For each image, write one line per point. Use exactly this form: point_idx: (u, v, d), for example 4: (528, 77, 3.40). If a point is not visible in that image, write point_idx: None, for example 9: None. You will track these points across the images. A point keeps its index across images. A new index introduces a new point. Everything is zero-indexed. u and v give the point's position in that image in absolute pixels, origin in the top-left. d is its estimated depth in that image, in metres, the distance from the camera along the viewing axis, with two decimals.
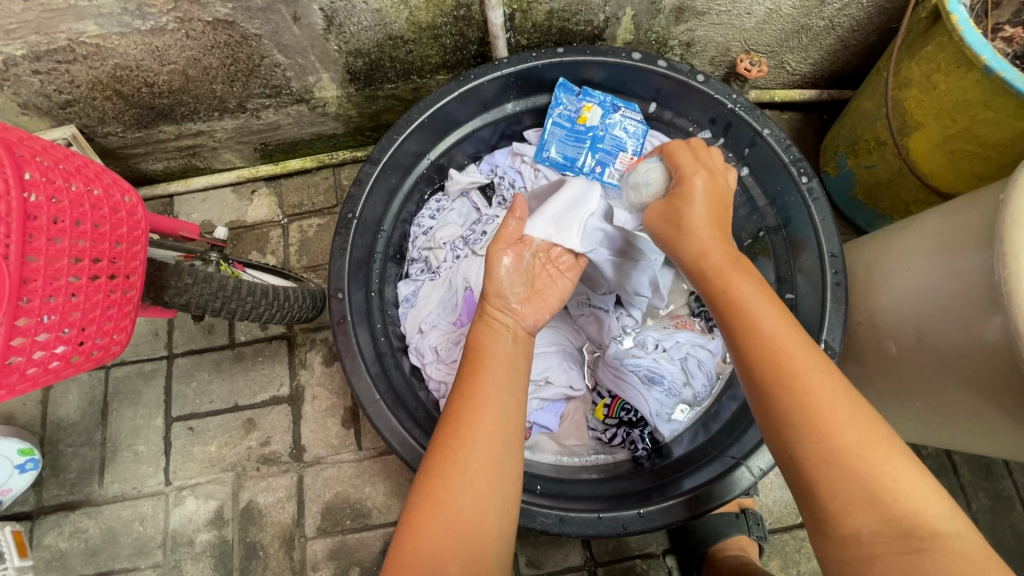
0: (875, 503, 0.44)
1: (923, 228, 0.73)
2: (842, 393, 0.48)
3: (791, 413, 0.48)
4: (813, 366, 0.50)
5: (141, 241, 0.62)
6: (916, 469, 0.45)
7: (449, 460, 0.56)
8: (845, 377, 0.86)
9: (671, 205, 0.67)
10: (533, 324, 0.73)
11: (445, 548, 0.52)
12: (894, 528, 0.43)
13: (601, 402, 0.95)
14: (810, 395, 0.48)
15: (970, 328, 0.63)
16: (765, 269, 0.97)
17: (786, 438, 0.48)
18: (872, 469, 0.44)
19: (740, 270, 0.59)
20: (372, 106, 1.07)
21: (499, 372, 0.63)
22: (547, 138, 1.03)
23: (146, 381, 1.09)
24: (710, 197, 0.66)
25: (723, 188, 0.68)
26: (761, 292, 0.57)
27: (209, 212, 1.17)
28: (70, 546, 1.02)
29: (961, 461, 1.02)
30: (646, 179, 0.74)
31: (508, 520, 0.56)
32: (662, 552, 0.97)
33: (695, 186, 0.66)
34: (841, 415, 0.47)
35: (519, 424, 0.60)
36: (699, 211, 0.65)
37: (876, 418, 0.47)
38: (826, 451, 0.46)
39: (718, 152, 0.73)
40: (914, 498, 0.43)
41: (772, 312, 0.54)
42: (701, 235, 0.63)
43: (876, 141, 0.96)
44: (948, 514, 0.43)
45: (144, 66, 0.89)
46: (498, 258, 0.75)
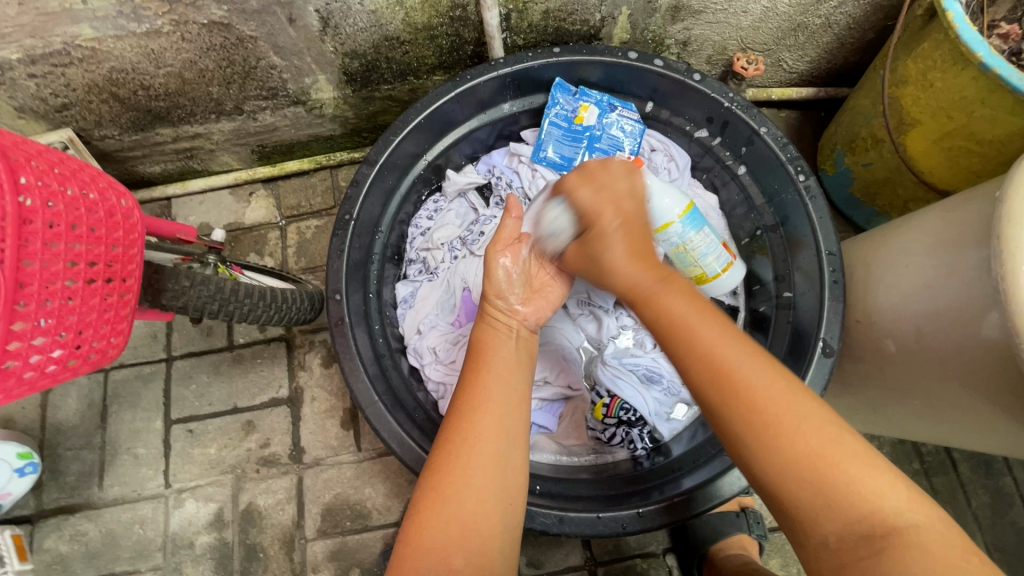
0: (832, 509, 0.44)
1: (922, 223, 0.73)
2: (786, 404, 0.48)
3: (739, 432, 0.49)
4: (755, 382, 0.50)
5: (137, 245, 0.62)
6: (877, 466, 0.45)
7: (452, 455, 0.56)
8: (844, 375, 0.86)
9: (588, 247, 0.70)
10: (535, 322, 0.73)
11: (450, 542, 0.52)
12: (855, 532, 0.44)
13: (599, 402, 0.93)
14: (755, 412, 0.48)
15: (968, 325, 0.63)
16: (763, 268, 0.97)
17: (742, 457, 0.49)
18: (824, 476, 0.45)
19: (670, 290, 0.60)
20: (369, 108, 1.07)
21: (501, 367, 0.64)
22: (544, 138, 1.03)
23: (145, 384, 1.09)
24: (623, 228, 0.68)
25: (634, 211, 0.70)
26: (700, 310, 0.57)
27: (207, 214, 1.17)
28: (70, 549, 1.02)
29: (960, 458, 1.02)
30: (556, 226, 0.75)
31: (512, 514, 0.56)
32: (662, 552, 0.97)
33: (606, 223, 0.69)
34: (788, 427, 0.47)
35: (523, 418, 0.60)
36: (615, 245, 0.67)
37: (825, 422, 0.48)
38: (777, 462, 0.47)
39: (618, 165, 0.74)
40: (870, 499, 0.44)
41: (712, 328, 0.54)
42: (625, 268, 0.65)
43: (874, 139, 0.96)
44: (907, 508, 0.44)
45: (140, 69, 0.89)
46: (497, 259, 0.74)
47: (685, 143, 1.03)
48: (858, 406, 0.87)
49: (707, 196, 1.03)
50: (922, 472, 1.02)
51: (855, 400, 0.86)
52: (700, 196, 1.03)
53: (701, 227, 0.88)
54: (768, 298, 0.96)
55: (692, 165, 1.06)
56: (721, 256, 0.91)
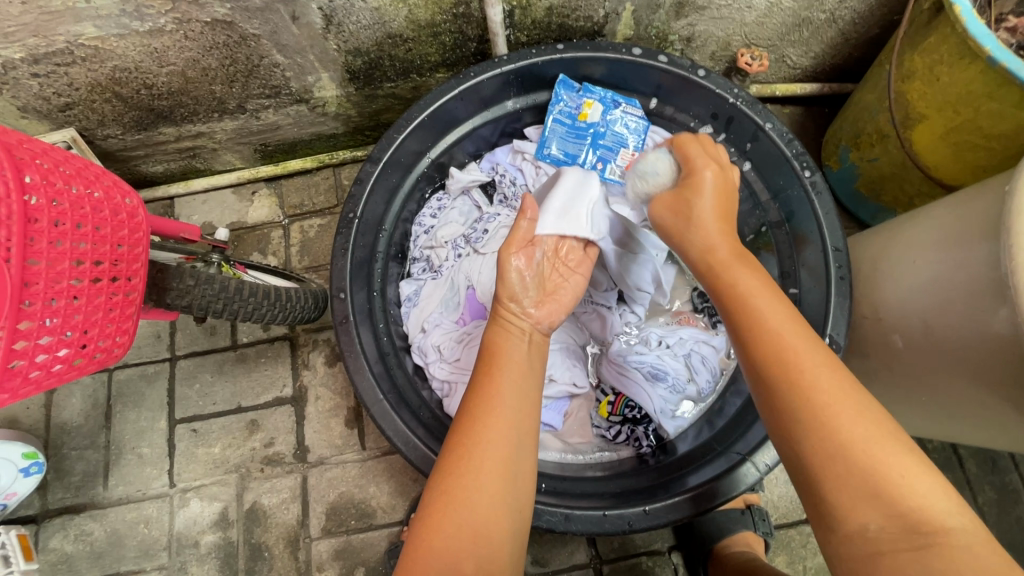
0: (881, 499, 0.44)
1: (930, 218, 0.73)
2: (845, 390, 0.48)
3: (797, 412, 0.48)
4: (820, 365, 0.49)
5: (142, 243, 0.62)
6: (924, 466, 0.45)
7: (464, 458, 0.56)
8: (851, 371, 0.85)
9: (679, 197, 0.67)
10: (548, 326, 0.73)
11: (461, 546, 0.52)
12: (901, 526, 0.43)
13: (605, 399, 0.95)
14: (816, 393, 0.48)
15: (976, 319, 0.62)
16: (768, 264, 0.97)
17: (791, 439, 0.48)
18: (878, 464, 0.44)
19: (748, 267, 0.59)
20: (372, 105, 1.07)
21: (514, 370, 0.63)
22: (548, 135, 1.03)
23: (149, 384, 1.09)
24: (720, 190, 0.66)
25: (730, 180, 0.68)
26: (771, 290, 0.56)
27: (210, 214, 1.17)
28: (75, 549, 1.02)
29: (967, 454, 1.02)
30: (652, 168, 0.71)
31: (520, 518, 0.56)
32: (668, 549, 0.97)
33: (705, 177, 0.66)
34: (847, 413, 0.46)
35: (533, 423, 0.60)
36: (708, 204, 0.65)
37: (878, 413, 0.47)
38: (832, 446, 0.46)
39: (719, 150, 0.72)
40: (919, 493, 0.44)
41: (779, 307, 0.54)
42: (710, 230, 0.63)
43: (879, 134, 0.95)
44: (954, 510, 0.43)
45: (143, 68, 0.89)
46: (509, 261, 0.74)
47: None
48: None
49: None
50: None
51: None
52: None
53: None
54: None
55: None
56: None
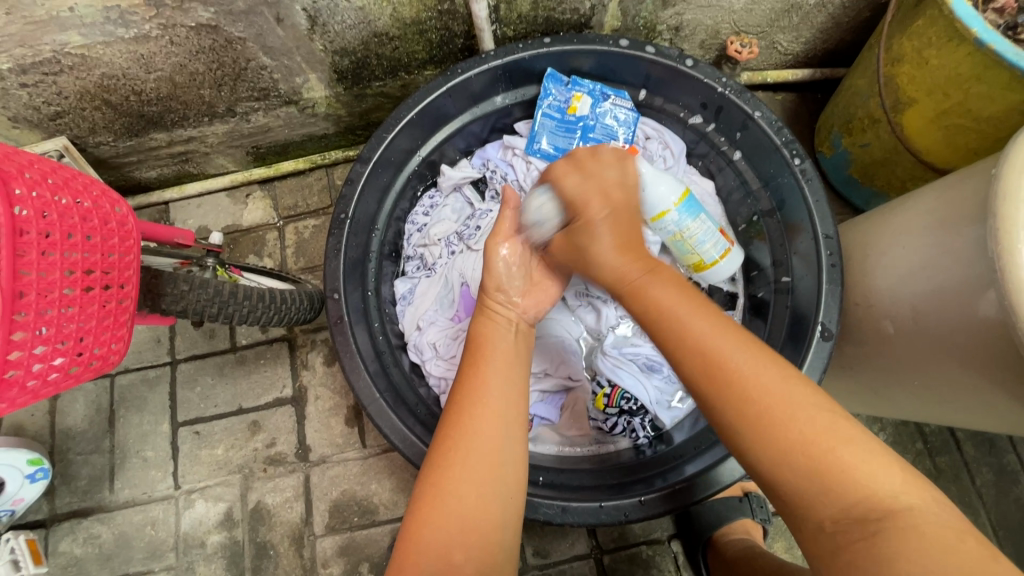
0: (827, 496, 0.44)
1: (920, 203, 0.73)
2: (777, 391, 0.48)
3: (733, 418, 0.49)
4: (747, 372, 0.50)
5: (132, 252, 0.62)
6: (873, 451, 0.45)
7: (452, 450, 0.56)
8: (844, 358, 0.86)
9: (577, 236, 0.69)
10: (534, 315, 0.75)
11: (449, 538, 0.52)
12: (853, 516, 0.43)
13: (601, 391, 0.93)
14: (748, 398, 0.49)
15: (965, 303, 0.63)
16: (761, 253, 0.97)
17: (740, 452, 0.49)
18: (818, 465, 0.45)
19: (659, 282, 0.60)
20: (361, 105, 1.07)
21: (500, 362, 0.63)
22: (538, 130, 1.02)
23: (151, 388, 1.10)
24: (610, 217, 0.68)
25: (624, 201, 0.70)
26: (689, 302, 0.57)
27: (205, 218, 1.17)
28: (84, 552, 1.04)
29: (964, 437, 1.02)
30: (540, 214, 0.74)
31: (512, 511, 0.56)
32: (667, 538, 0.98)
33: (593, 212, 0.68)
34: (780, 412, 0.47)
35: (522, 412, 0.60)
36: (603, 237, 0.67)
37: (821, 408, 0.48)
38: (771, 451, 0.47)
39: (609, 153, 0.74)
40: (866, 485, 0.44)
41: (702, 321, 0.54)
42: (609, 260, 0.65)
43: (870, 119, 0.95)
44: (901, 490, 0.43)
45: (130, 74, 0.89)
46: (496, 250, 0.75)
47: (680, 130, 1.02)
48: (858, 389, 0.87)
49: (704, 183, 1.03)
50: (926, 452, 1.02)
51: (855, 383, 0.86)
52: (696, 183, 1.03)
53: (698, 215, 0.88)
54: (766, 283, 0.96)
55: (687, 153, 1.05)
56: (719, 242, 0.91)
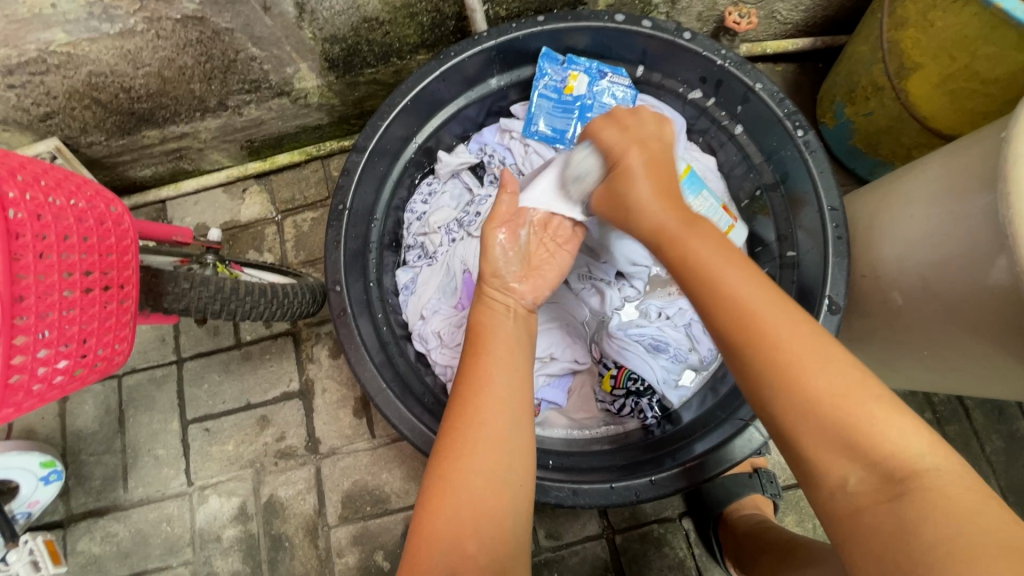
0: (850, 451, 0.44)
1: (927, 170, 0.71)
2: (810, 347, 0.47)
3: (760, 370, 0.48)
4: (779, 323, 0.49)
5: (131, 251, 0.61)
6: (897, 409, 0.45)
7: (458, 442, 0.55)
8: (852, 331, 0.85)
9: (612, 191, 0.67)
10: (532, 301, 0.72)
11: (462, 527, 0.51)
12: (875, 473, 0.43)
13: (608, 372, 0.94)
14: (779, 351, 0.48)
15: (975, 271, 0.62)
16: (765, 228, 0.95)
17: (761, 403, 0.49)
18: (846, 419, 0.44)
19: (699, 232, 0.58)
20: (354, 93, 1.05)
21: (502, 349, 0.63)
22: (534, 112, 1.01)
23: (158, 387, 1.11)
24: (648, 166, 0.66)
25: (660, 151, 0.69)
26: (725, 253, 0.55)
27: (202, 215, 1.17)
28: (102, 550, 1.05)
29: (973, 405, 1.02)
30: (582, 169, 0.73)
31: (522, 497, 0.55)
32: (678, 516, 0.98)
33: (631, 159, 0.67)
34: (808, 364, 0.46)
35: (528, 399, 0.60)
36: (641, 183, 0.65)
37: (851, 367, 0.47)
38: (800, 408, 0.46)
39: (648, 113, 0.73)
40: (893, 441, 0.43)
41: (734, 272, 0.53)
42: (645, 206, 0.63)
43: (873, 86, 0.93)
44: (928, 450, 0.43)
45: (118, 71, 0.87)
46: (493, 236, 0.73)
47: (680, 106, 1.00)
48: (866, 362, 0.86)
49: (705, 159, 1.01)
50: (935, 421, 1.01)
51: (863, 356, 0.85)
52: (697, 159, 1.01)
53: (700, 191, 0.88)
54: (772, 258, 0.94)
55: (687, 129, 1.03)
56: (722, 219, 0.90)
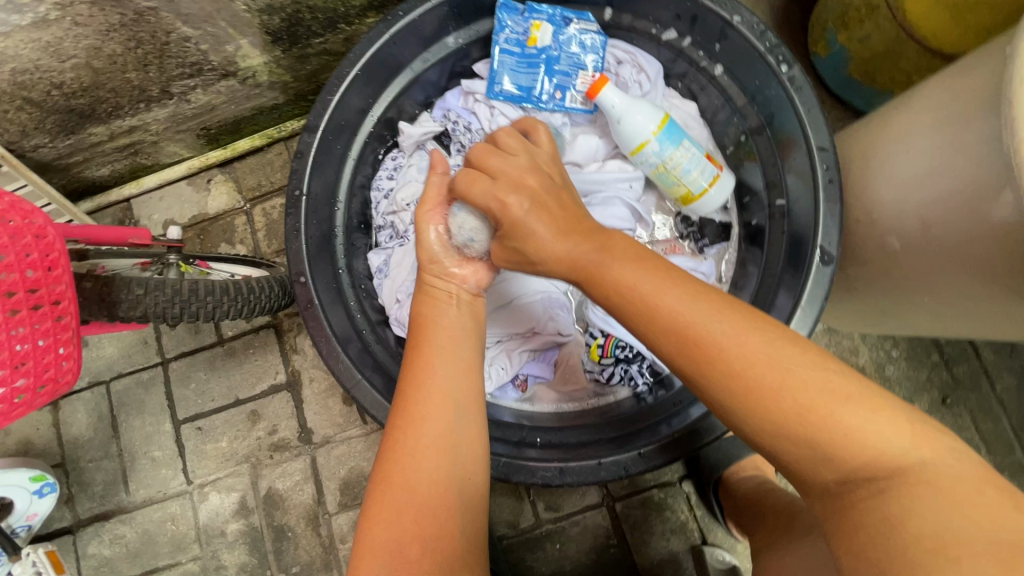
0: (828, 458, 0.41)
1: (922, 101, 0.65)
2: (766, 359, 0.44)
3: (720, 394, 0.45)
4: (729, 341, 0.45)
5: (60, 265, 0.56)
6: (869, 405, 0.41)
7: (400, 440, 0.54)
8: (848, 281, 0.79)
9: (508, 243, 0.60)
10: (477, 285, 0.68)
11: (404, 532, 0.49)
12: (857, 475, 0.41)
13: (595, 342, 0.91)
14: (735, 371, 0.44)
15: (979, 207, 0.56)
16: (752, 175, 0.89)
17: (731, 420, 0.46)
18: (820, 427, 0.41)
19: (614, 262, 0.52)
20: (306, 67, 0.98)
21: (445, 339, 0.60)
22: (497, 70, 0.93)
23: (147, 390, 1.10)
24: (535, 206, 0.58)
25: (540, 185, 0.60)
26: (658, 274, 0.50)
27: (169, 210, 1.12)
28: (113, 552, 1.07)
29: (984, 343, 0.97)
30: (467, 234, 0.66)
31: (473, 490, 0.54)
32: (678, 480, 0.97)
33: (514, 211, 0.58)
34: (770, 380, 0.43)
35: (475, 391, 0.58)
36: (537, 229, 0.57)
37: (815, 368, 0.43)
38: (767, 426, 0.43)
39: (509, 138, 0.65)
40: (869, 443, 0.40)
41: (672, 295, 0.48)
42: (553, 249, 0.56)
43: (868, 7, 0.84)
44: (911, 444, 0.40)
45: (43, 66, 0.81)
46: (427, 223, 0.69)
47: (655, 49, 0.92)
48: (866, 312, 0.81)
49: (685, 105, 0.94)
50: (943, 363, 0.97)
51: (862, 306, 0.80)
52: (676, 106, 0.94)
53: (681, 141, 0.82)
54: (761, 208, 0.88)
55: (665, 73, 0.95)
56: (707, 170, 0.83)
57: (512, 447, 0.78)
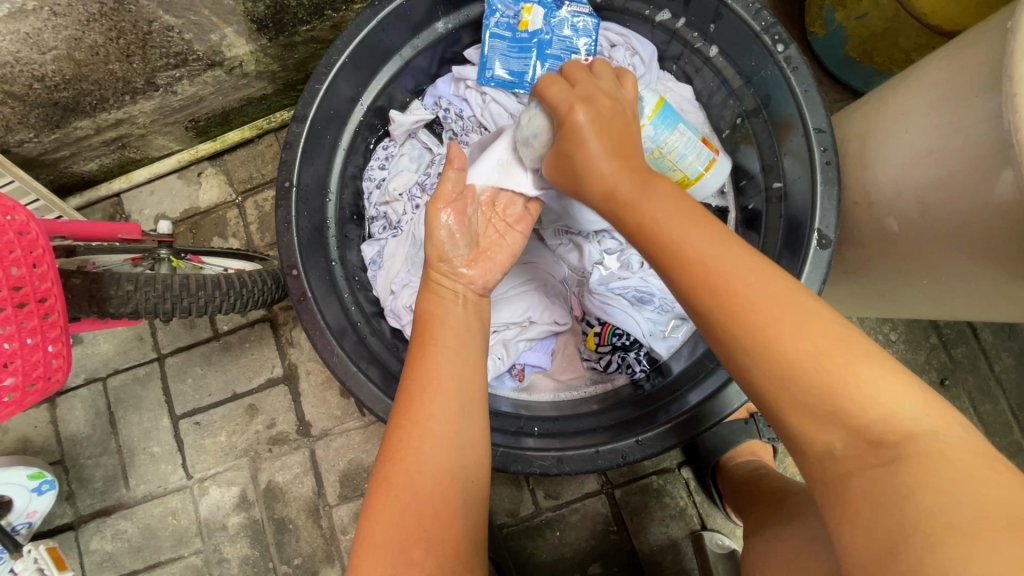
0: (838, 416, 0.39)
1: (921, 79, 0.64)
2: (788, 303, 0.42)
3: (734, 335, 0.43)
4: (752, 282, 0.44)
5: (44, 262, 0.56)
6: (886, 366, 0.40)
7: (404, 438, 0.53)
8: (846, 264, 0.79)
9: (563, 157, 0.60)
10: (483, 285, 0.68)
11: (406, 534, 0.49)
12: (864, 438, 0.38)
13: (592, 330, 0.90)
14: (753, 311, 0.43)
15: (978, 187, 0.55)
16: (749, 159, 0.87)
17: (737, 367, 0.44)
18: (835, 379, 0.39)
19: (654, 192, 0.52)
20: (294, 55, 0.97)
21: (449, 338, 0.59)
22: (488, 55, 0.91)
23: (143, 386, 1.10)
24: (598, 126, 0.58)
25: (611, 110, 0.60)
26: (690, 211, 0.50)
27: (160, 204, 1.11)
28: (115, 547, 1.07)
29: (982, 324, 0.97)
30: (532, 131, 0.66)
31: (476, 493, 0.54)
32: (677, 466, 0.97)
33: (575, 125, 0.59)
34: (788, 324, 0.42)
35: (479, 391, 0.58)
36: (592, 148, 0.57)
37: (832, 322, 0.42)
38: (776, 373, 0.41)
39: (603, 68, 0.66)
40: (882, 402, 0.38)
41: (700, 231, 0.47)
42: (601, 165, 0.56)
43: None
44: (922, 412, 0.38)
45: (24, 58, 0.79)
46: (437, 218, 0.68)
47: (648, 31, 0.91)
48: (864, 295, 0.80)
49: (680, 88, 0.92)
50: (941, 345, 0.97)
51: (860, 289, 0.80)
52: (671, 89, 0.92)
53: (676, 125, 0.80)
54: (758, 191, 0.87)
55: (659, 56, 0.94)
56: (702, 154, 0.82)
57: (511, 437, 0.77)
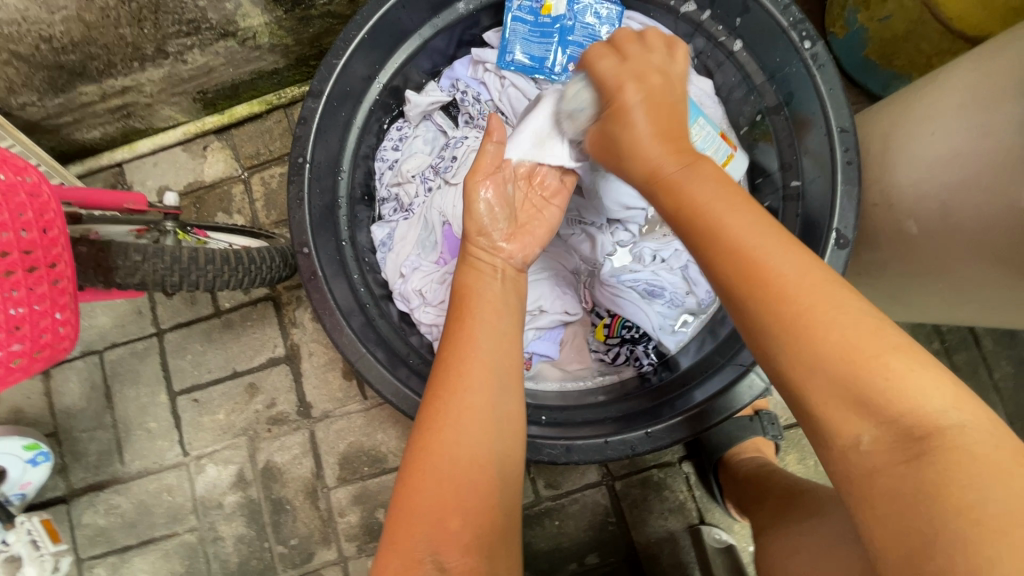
0: (864, 407, 0.39)
1: (950, 82, 0.64)
2: (822, 292, 0.42)
3: (765, 322, 0.43)
4: (788, 270, 0.43)
5: (55, 227, 0.54)
6: (917, 359, 0.39)
7: (442, 410, 0.53)
8: (860, 265, 0.79)
9: (608, 131, 0.61)
10: (522, 260, 0.68)
11: (443, 505, 0.48)
12: (894, 431, 0.38)
13: (601, 322, 0.91)
14: (786, 299, 0.42)
15: (1006, 191, 0.55)
16: (767, 156, 0.87)
17: (763, 355, 0.44)
18: (867, 370, 0.39)
19: (698, 173, 0.52)
20: (309, 30, 0.95)
21: (488, 312, 0.60)
22: (509, 38, 0.90)
23: (141, 361, 1.08)
24: (648, 102, 0.59)
25: (662, 85, 0.61)
26: (728, 193, 0.49)
27: (163, 176, 1.08)
28: (108, 522, 1.06)
29: (983, 332, 0.98)
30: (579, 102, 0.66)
31: (513, 467, 0.53)
32: (679, 460, 0.98)
33: (628, 98, 0.59)
34: (822, 312, 0.41)
35: (516, 366, 0.57)
36: (639, 123, 0.58)
37: (866, 313, 0.41)
38: (808, 364, 0.41)
39: (655, 36, 0.66)
40: (909, 396, 0.38)
41: (739, 215, 0.47)
42: (647, 147, 0.57)
43: None
44: (951, 406, 0.37)
45: (31, 17, 0.77)
46: (477, 192, 0.69)
47: (672, 23, 0.90)
48: (875, 297, 0.81)
49: (702, 82, 0.91)
50: (943, 351, 0.98)
51: (871, 290, 0.80)
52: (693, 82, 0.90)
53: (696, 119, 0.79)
54: (774, 190, 0.86)
55: None
56: (720, 149, 0.82)
57: None
